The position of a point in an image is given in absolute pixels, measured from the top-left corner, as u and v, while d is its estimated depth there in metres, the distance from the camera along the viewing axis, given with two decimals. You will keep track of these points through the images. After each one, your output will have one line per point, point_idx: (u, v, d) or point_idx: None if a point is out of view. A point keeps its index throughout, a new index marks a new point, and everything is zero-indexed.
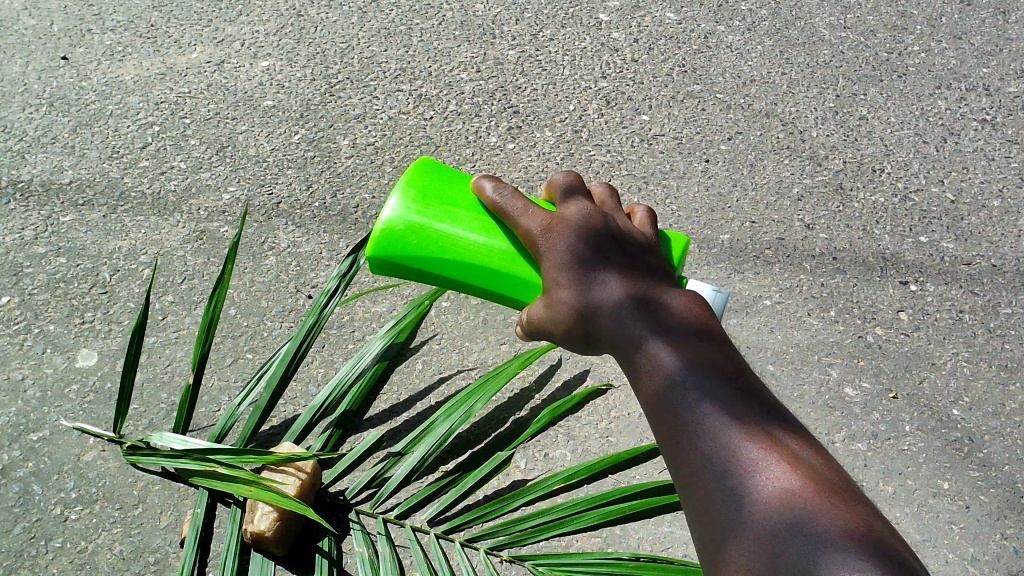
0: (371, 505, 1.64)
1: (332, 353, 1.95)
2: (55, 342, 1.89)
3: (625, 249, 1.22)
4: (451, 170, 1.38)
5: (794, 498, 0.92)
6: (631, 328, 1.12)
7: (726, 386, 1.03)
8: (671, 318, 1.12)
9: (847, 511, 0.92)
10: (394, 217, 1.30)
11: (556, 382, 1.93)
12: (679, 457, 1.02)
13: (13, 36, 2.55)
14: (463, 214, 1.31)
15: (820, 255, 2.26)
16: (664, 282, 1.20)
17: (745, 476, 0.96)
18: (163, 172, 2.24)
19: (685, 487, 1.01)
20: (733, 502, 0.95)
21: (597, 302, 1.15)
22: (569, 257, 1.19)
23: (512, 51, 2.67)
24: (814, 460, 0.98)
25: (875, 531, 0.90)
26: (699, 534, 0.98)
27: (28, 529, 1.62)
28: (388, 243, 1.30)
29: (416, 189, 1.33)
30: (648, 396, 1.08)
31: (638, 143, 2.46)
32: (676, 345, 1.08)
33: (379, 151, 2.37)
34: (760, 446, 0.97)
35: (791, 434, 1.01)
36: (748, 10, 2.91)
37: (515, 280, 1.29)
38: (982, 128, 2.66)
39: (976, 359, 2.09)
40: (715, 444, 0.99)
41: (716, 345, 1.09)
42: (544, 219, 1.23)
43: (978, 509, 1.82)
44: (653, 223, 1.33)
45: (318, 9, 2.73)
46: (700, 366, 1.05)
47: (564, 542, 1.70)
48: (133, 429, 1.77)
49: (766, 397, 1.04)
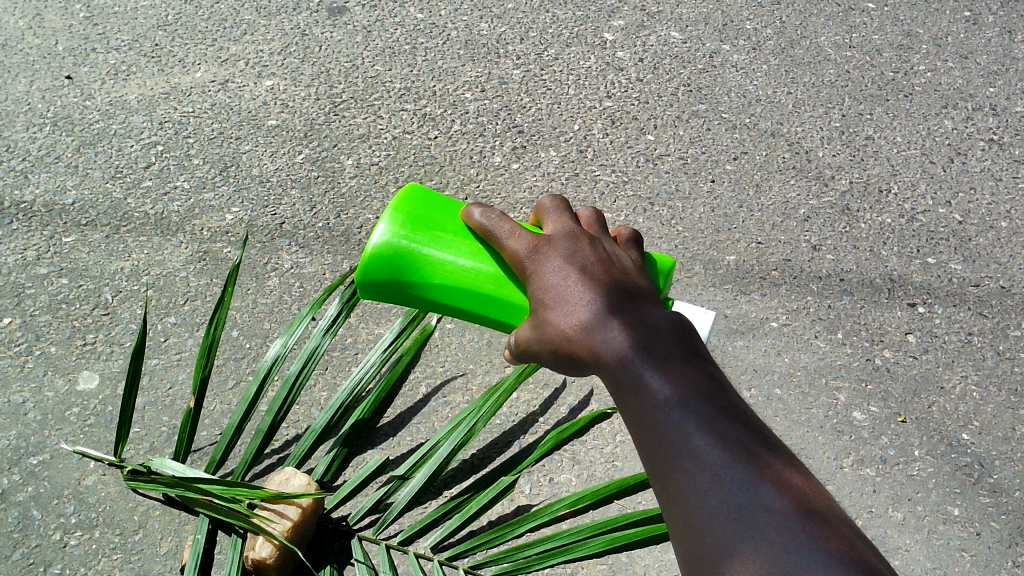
0: (375, 531, 1.61)
1: (335, 376, 1.93)
2: (56, 364, 1.88)
3: (610, 267, 1.15)
4: (438, 196, 1.31)
5: (780, 521, 0.91)
6: (614, 345, 1.06)
7: (711, 405, 1.00)
8: (656, 334, 1.07)
9: (833, 532, 0.91)
10: (382, 241, 1.24)
11: (561, 405, 1.91)
12: (664, 477, 0.98)
13: (18, 55, 2.55)
14: (451, 239, 1.25)
15: (827, 276, 2.24)
16: (648, 299, 1.13)
17: (733, 497, 0.94)
18: (166, 192, 2.23)
19: (670, 508, 0.98)
20: (720, 525, 0.93)
21: (582, 321, 1.08)
22: (556, 278, 1.13)
23: (517, 71, 2.67)
24: (799, 480, 0.97)
25: (859, 551, 0.90)
26: (685, 557, 0.95)
27: (27, 555, 1.60)
28: (376, 269, 1.24)
29: (404, 212, 1.26)
30: (631, 415, 1.03)
31: (643, 163, 2.45)
32: (662, 364, 1.03)
33: (383, 171, 2.36)
34: (746, 467, 0.95)
35: (777, 453, 0.98)
36: (754, 29, 2.91)
37: (503, 305, 1.22)
38: (990, 148, 2.65)
39: (985, 383, 2.06)
40: (702, 466, 0.96)
41: (701, 363, 1.05)
42: (531, 241, 1.17)
43: (989, 536, 1.79)
44: (640, 247, 1.26)
45: (323, 28, 2.73)
46: (686, 385, 1.01)
47: (569, 569, 1.67)
48: (134, 453, 1.75)
49: (750, 416, 1.02)
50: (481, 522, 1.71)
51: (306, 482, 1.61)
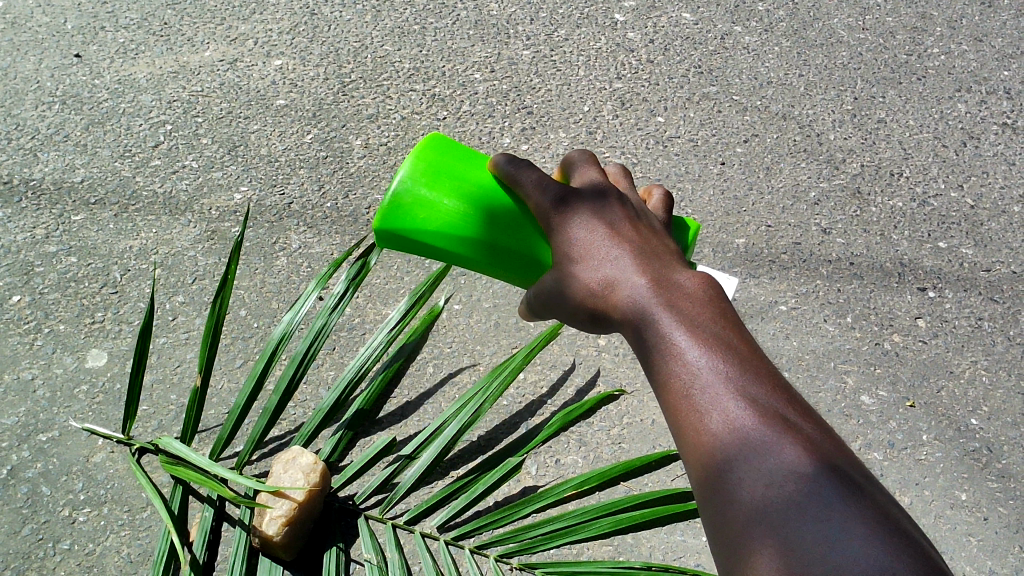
0: (381, 510, 1.62)
1: (343, 356, 1.94)
2: (66, 342, 1.89)
3: (637, 226, 1.15)
4: (461, 146, 1.31)
5: (810, 486, 0.87)
6: (639, 302, 1.05)
7: (738, 365, 0.97)
8: (684, 295, 1.04)
9: (868, 498, 0.86)
10: (401, 190, 1.25)
11: (567, 388, 1.91)
12: (690, 438, 0.95)
13: (27, 33, 2.55)
14: (473, 190, 1.25)
15: (837, 260, 2.22)
16: (676, 261, 1.12)
17: (761, 462, 0.90)
18: (174, 172, 2.23)
19: (694, 472, 0.94)
20: (748, 490, 0.89)
21: (608, 278, 1.08)
22: (581, 232, 1.13)
23: (527, 51, 2.65)
24: (830, 445, 0.92)
25: (895, 521, 0.84)
26: (709, 523, 0.92)
27: (36, 530, 1.62)
28: (394, 217, 1.25)
29: (423, 162, 1.27)
30: (657, 375, 1.01)
31: (653, 145, 2.44)
32: (688, 321, 1.01)
33: (391, 152, 2.35)
34: (774, 430, 0.91)
35: (809, 420, 0.94)
36: (766, 10, 2.88)
37: (523, 257, 1.23)
38: (1003, 132, 2.62)
39: (995, 368, 2.05)
40: (727, 427, 0.93)
41: (729, 325, 1.02)
42: (557, 192, 1.17)
43: (996, 522, 1.78)
44: (668, 208, 1.26)
45: (332, 7, 2.71)
46: (715, 346, 0.99)
47: (575, 550, 1.67)
48: (142, 431, 1.76)
49: (781, 381, 0.98)
50: (487, 502, 1.71)
51: (312, 461, 1.61)
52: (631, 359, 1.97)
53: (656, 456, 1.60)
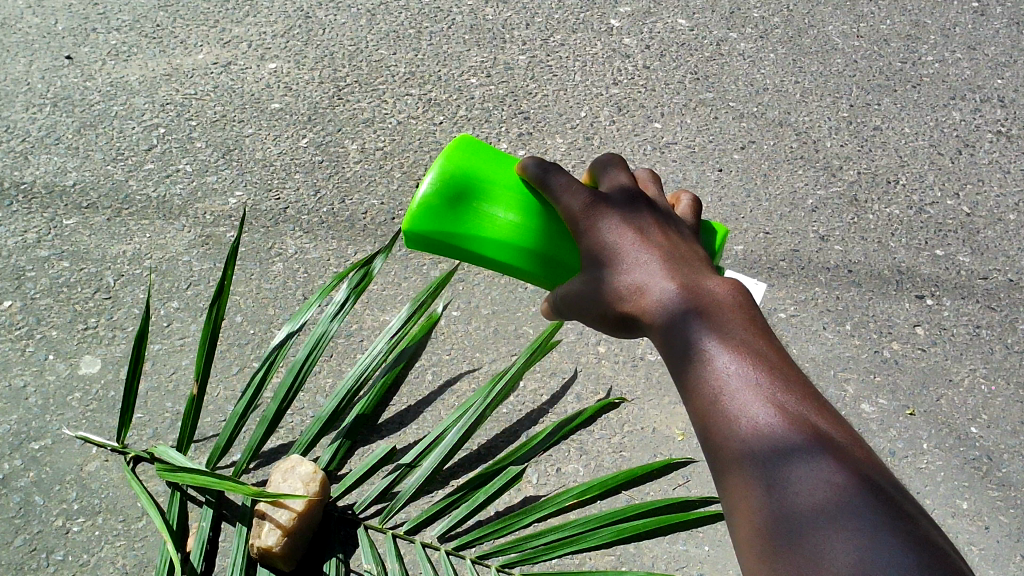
0: (380, 520, 1.59)
1: (341, 363, 1.92)
2: (59, 348, 1.86)
3: (666, 231, 1.14)
4: (490, 148, 1.30)
5: (839, 493, 0.85)
6: (667, 307, 1.04)
7: (768, 372, 0.96)
8: (713, 300, 1.03)
9: (897, 508, 0.84)
10: (431, 193, 1.25)
11: (568, 397, 1.90)
12: (717, 443, 0.95)
13: (17, 34, 2.51)
14: (502, 194, 1.25)
15: (835, 267, 2.22)
16: (706, 266, 1.10)
17: (790, 467, 0.89)
18: (168, 175, 2.20)
19: (722, 479, 0.94)
20: (775, 496, 0.88)
21: (635, 282, 1.07)
22: (611, 236, 1.12)
23: (523, 56, 2.64)
24: (859, 453, 0.91)
25: (924, 532, 0.83)
26: (737, 529, 0.91)
27: (29, 541, 1.59)
28: (423, 219, 1.24)
29: (450, 164, 1.27)
30: (684, 380, 1.00)
31: (650, 152, 2.43)
32: (717, 327, 1.00)
33: (388, 156, 2.33)
34: (804, 438, 0.90)
35: (839, 429, 0.93)
36: (761, 18, 2.88)
37: (551, 262, 1.23)
38: (998, 140, 2.64)
39: (994, 376, 2.05)
40: (756, 434, 0.92)
41: (759, 332, 1.01)
42: (587, 196, 1.16)
43: (998, 531, 1.78)
44: (697, 214, 1.24)
45: (326, 11, 2.70)
46: (745, 353, 0.98)
47: (577, 560, 1.66)
48: (137, 439, 1.74)
49: (810, 388, 0.97)
50: (488, 511, 1.70)
51: (312, 470, 1.59)
52: (632, 368, 1.96)
53: (657, 465, 1.60)
